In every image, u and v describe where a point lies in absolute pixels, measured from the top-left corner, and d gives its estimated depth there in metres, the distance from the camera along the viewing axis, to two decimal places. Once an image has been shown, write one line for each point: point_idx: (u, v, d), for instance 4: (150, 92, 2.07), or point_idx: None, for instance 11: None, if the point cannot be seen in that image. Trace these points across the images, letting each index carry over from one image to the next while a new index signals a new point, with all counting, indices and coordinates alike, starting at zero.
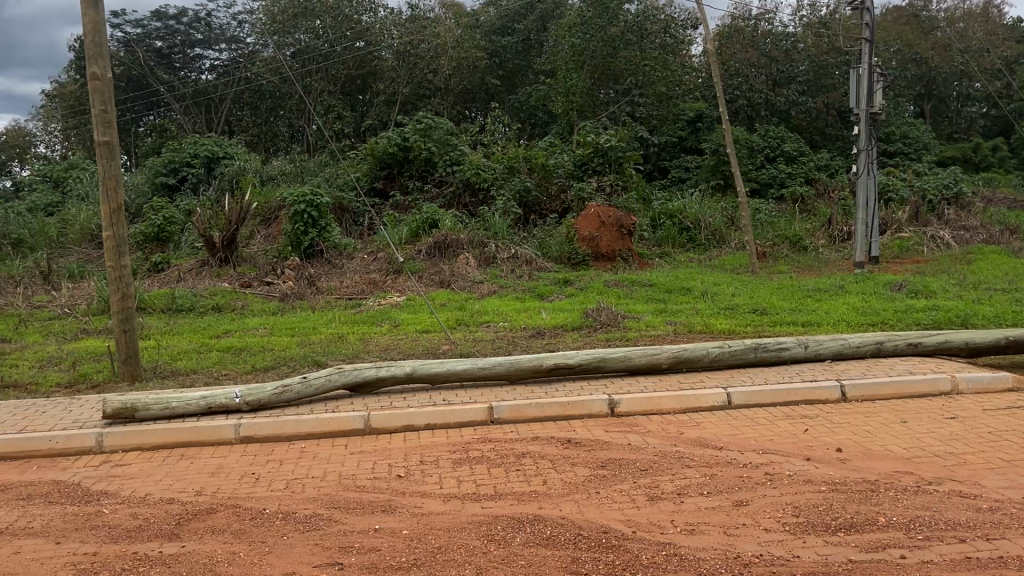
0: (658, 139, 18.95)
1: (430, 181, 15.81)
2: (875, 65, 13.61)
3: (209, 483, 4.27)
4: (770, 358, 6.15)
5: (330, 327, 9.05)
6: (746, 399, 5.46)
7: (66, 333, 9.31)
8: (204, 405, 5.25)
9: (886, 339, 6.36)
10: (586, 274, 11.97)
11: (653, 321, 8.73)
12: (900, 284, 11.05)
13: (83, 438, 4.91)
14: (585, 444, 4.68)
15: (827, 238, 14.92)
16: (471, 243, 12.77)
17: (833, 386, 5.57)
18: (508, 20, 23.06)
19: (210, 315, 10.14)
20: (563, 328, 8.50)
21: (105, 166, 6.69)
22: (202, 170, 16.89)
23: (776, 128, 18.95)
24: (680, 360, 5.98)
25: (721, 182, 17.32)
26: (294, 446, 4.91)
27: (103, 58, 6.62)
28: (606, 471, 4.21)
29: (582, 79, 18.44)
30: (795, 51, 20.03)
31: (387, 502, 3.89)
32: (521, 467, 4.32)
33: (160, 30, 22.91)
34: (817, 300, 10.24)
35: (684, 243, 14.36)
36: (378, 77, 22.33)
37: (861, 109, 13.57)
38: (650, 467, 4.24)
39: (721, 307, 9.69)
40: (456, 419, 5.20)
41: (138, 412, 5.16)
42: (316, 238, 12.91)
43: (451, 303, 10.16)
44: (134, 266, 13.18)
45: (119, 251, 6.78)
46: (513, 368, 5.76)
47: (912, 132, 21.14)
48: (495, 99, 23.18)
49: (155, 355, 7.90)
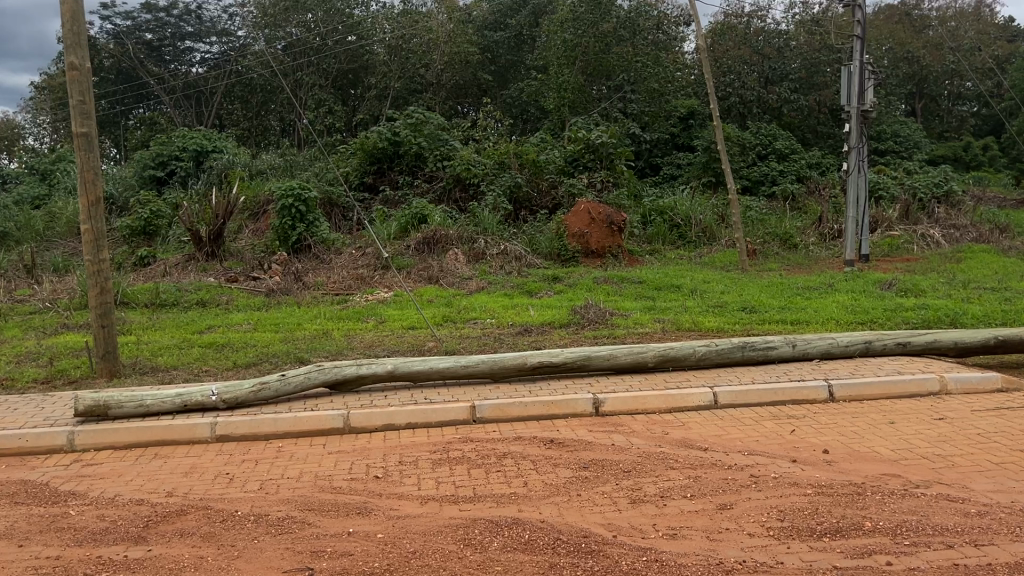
0: (650, 136, 18.93)
1: (420, 176, 15.70)
2: (866, 62, 13.57)
3: (182, 483, 4.17)
4: (757, 358, 6.06)
5: (315, 323, 8.94)
6: (733, 399, 5.38)
7: (47, 327, 9.18)
8: (180, 402, 5.13)
9: (874, 338, 6.28)
10: (575, 271, 11.89)
11: (642, 319, 8.65)
12: (889, 283, 10.99)
13: (54, 435, 4.80)
14: (567, 445, 4.59)
15: (817, 236, 14.84)
16: (461, 240, 12.67)
17: (820, 385, 5.49)
18: (500, 15, 23.33)
19: (194, 310, 10.01)
20: (551, 326, 8.40)
21: (83, 158, 6.55)
22: (191, 163, 16.74)
23: (768, 126, 18.91)
24: (666, 358, 5.89)
25: (711, 179, 17.39)
26: (270, 445, 4.80)
27: (82, 47, 6.49)
28: (588, 472, 4.12)
29: (574, 75, 18.36)
30: (787, 49, 20.02)
31: (362, 504, 3.79)
32: (502, 469, 4.22)
33: (149, 22, 22.72)
34: (808, 297, 10.20)
35: (674, 240, 14.34)
36: (370, 71, 22.13)
37: (852, 107, 13.52)
38: (633, 468, 4.14)
39: (711, 305, 9.57)
40: (437, 418, 5.10)
41: (111, 409, 5.01)
42: (304, 234, 12.80)
43: (439, 300, 10.07)
44: (119, 260, 13.12)
45: (98, 244, 6.65)
46: (496, 367, 5.66)
47: (903, 131, 21.23)
48: (487, 94, 23.14)
49: (135, 350, 7.77)
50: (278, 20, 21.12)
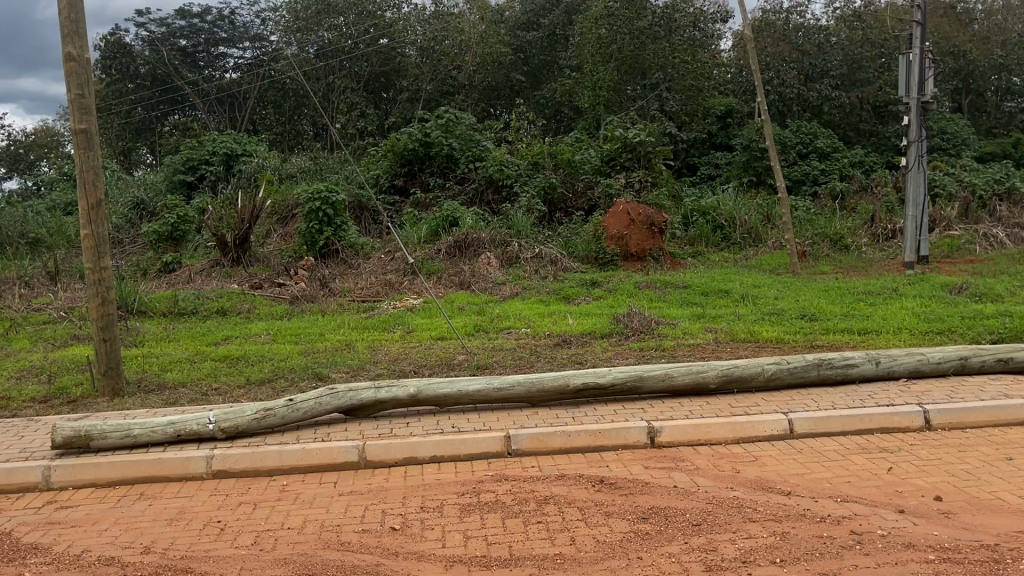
0: (687, 135, 17.92)
1: (451, 178, 15.05)
2: (928, 50, 12.55)
3: (162, 536, 3.50)
4: (836, 377, 5.26)
5: (338, 334, 8.26)
6: (812, 427, 4.60)
7: (56, 339, 8.67)
8: (172, 432, 4.47)
9: (971, 353, 5.48)
10: (614, 275, 11.12)
11: (692, 328, 7.87)
12: (959, 286, 10.13)
13: (27, 472, 4.17)
14: (620, 486, 3.84)
15: (870, 236, 13.89)
16: (494, 243, 11.99)
17: (915, 410, 4.69)
18: (533, 15, 22.66)
19: (214, 319, 9.47)
20: (592, 336, 7.67)
21: (82, 157, 5.95)
22: (221, 167, 16.27)
23: (810, 123, 17.92)
24: (730, 378, 5.11)
25: (753, 178, 16.36)
26: (274, 484, 4.14)
27: (80, 36, 5.89)
28: (648, 525, 3.39)
29: (608, 72, 17.70)
30: (828, 44, 19.00)
31: (373, 567, 3.10)
32: (544, 520, 3.49)
33: (184, 28, 22.45)
34: (870, 304, 9.31)
35: (718, 242, 13.53)
36: (402, 74, 21.61)
37: (912, 99, 12.56)
38: (704, 521, 3.40)
39: (765, 312, 8.80)
40: (467, 450, 4.39)
41: (94, 440, 4.37)
42: (331, 238, 12.13)
43: (470, 307, 9.36)
44: (143, 266, 12.56)
45: (98, 251, 6.04)
46: (535, 389, 4.94)
47: (950, 127, 20.26)
48: (520, 95, 22.63)
49: (144, 365, 7.19)
50: (310, 24, 20.62)
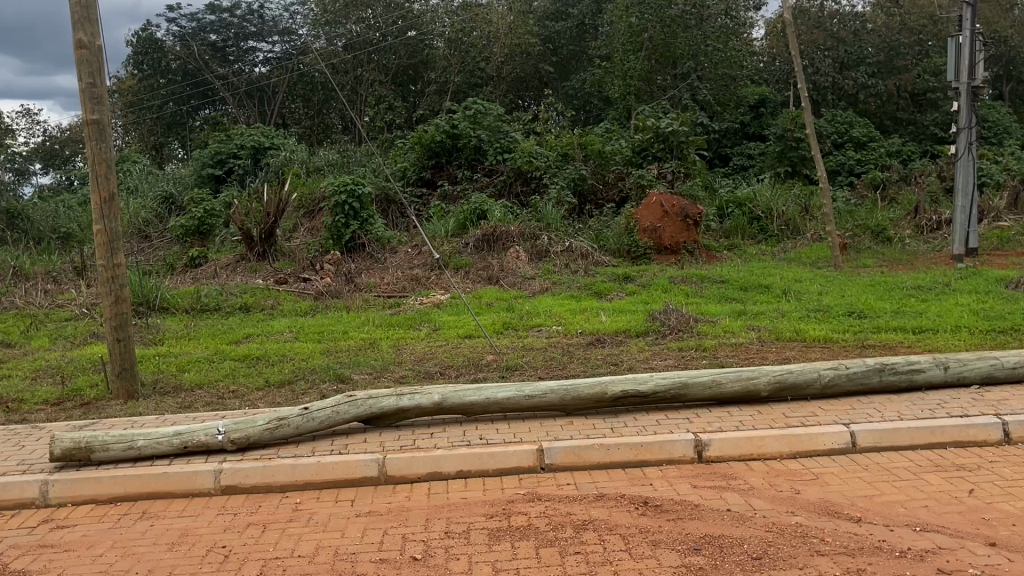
0: (719, 125, 17.36)
1: (480, 170, 14.61)
2: (978, 31, 11.88)
3: (160, 563, 3.17)
4: (899, 384, 4.82)
5: (362, 331, 7.96)
6: (877, 441, 4.17)
7: (75, 337, 8.42)
8: (179, 444, 4.16)
9: None
10: (648, 270, 10.67)
11: (733, 325, 7.44)
12: (1015, 280, 9.55)
13: (24, 487, 3.89)
14: (667, 510, 3.45)
15: (913, 228, 13.28)
16: (523, 236, 11.60)
17: (992, 422, 4.23)
18: (563, 5, 22.14)
19: (237, 316, 9.17)
20: (627, 334, 7.24)
21: (95, 148, 5.65)
22: (249, 161, 16.03)
23: (845, 112, 17.31)
24: (783, 385, 4.69)
25: (789, 169, 15.74)
26: (286, 502, 3.80)
27: (91, 21, 5.58)
28: (701, 558, 2.99)
29: (640, 61, 17.09)
30: (864, 31, 18.33)
31: None
32: (582, 550, 3.10)
33: (213, 23, 22.28)
34: (922, 299, 8.80)
35: (755, 233, 13.01)
36: (429, 66, 21.31)
37: (961, 83, 11.89)
38: (765, 553, 3.00)
39: (810, 308, 8.32)
40: (496, 465, 4.02)
41: (94, 452, 4.07)
42: (358, 231, 11.84)
43: (499, 304, 8.98)
44: (169, 261, 12.34)
45: (111, 247, 5.74)
46: (570, 397, 4.56)
47: (992, 115, 19.50)
48: (548, 86, 22.09)
49: (161, 365, 6.90)
50: (339, 17, 20.38)
